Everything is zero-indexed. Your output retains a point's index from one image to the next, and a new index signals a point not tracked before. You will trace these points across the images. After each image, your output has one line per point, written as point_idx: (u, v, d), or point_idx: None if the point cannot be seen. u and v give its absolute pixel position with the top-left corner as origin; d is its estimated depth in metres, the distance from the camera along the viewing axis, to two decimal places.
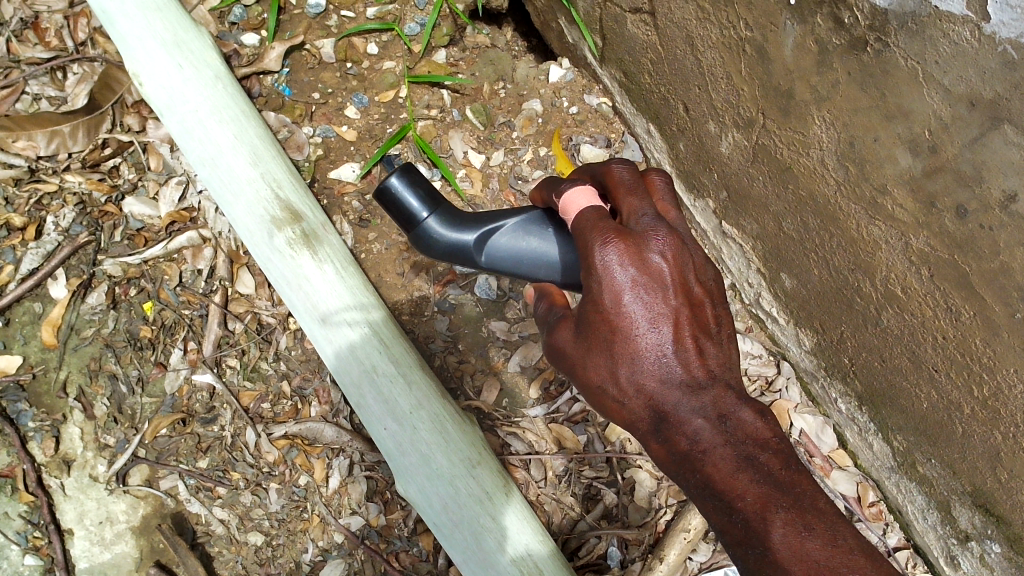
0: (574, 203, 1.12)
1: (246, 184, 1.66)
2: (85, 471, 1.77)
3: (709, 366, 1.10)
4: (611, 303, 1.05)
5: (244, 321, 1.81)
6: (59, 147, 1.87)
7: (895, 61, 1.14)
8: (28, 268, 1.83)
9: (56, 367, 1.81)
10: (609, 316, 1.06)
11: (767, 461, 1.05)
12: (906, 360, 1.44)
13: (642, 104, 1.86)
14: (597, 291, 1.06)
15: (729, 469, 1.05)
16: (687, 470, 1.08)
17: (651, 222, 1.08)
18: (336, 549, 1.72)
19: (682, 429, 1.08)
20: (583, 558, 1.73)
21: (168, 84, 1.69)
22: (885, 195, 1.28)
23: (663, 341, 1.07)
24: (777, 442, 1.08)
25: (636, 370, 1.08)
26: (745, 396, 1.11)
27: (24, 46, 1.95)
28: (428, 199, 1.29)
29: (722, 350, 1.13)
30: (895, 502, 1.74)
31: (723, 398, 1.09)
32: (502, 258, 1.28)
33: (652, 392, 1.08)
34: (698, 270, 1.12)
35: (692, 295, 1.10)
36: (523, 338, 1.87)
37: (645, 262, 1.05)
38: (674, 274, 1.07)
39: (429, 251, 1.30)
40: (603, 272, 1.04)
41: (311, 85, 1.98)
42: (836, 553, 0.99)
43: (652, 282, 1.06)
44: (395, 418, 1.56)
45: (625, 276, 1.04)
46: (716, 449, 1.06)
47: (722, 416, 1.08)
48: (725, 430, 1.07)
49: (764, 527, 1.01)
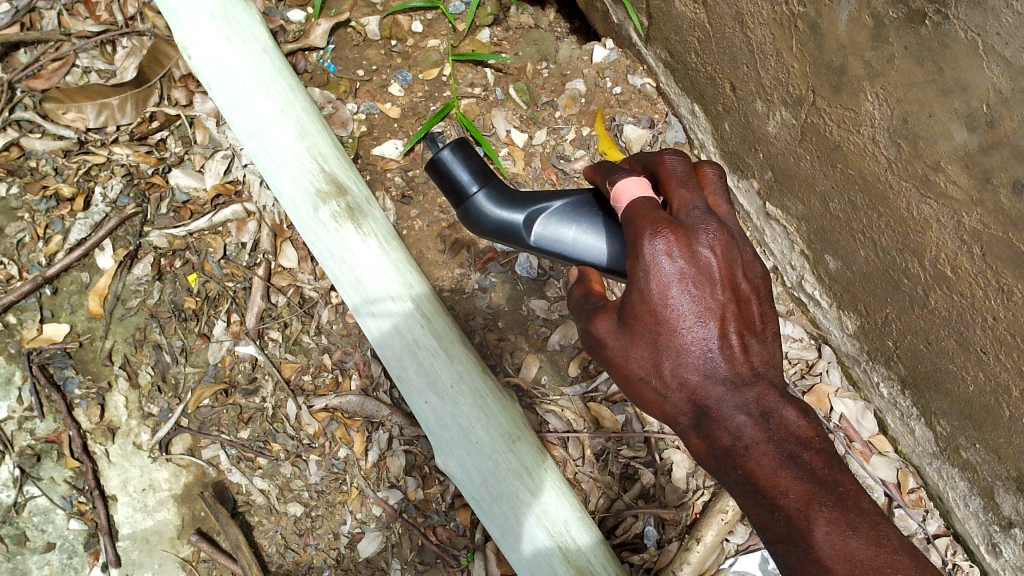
0: (627, 192, 1.11)
1: (293, 158, 1.67)
2: (130, 439, 1.80)
3: (752, 363, 1.10)
4: (658, 295, 1.05)
5: (287, 294, 1.83)
6: (108, 120, 1.89)
7: (954, 33, 1.13)
8: (76, 238, 1.86)
9: (101, 336, 1.83)
10: (655, 307, 1.06)
11: (810, 460, 1.05)
12: (953, 341, 1.44)
13: (687, 85, 1.86)
14: (644, 281, 1.05)
15: (771, 466, 1.05)
16: (729, 465, 1.08)
17: (701, 215, 1.08)
18: (374, 522, 1.73)
19: (725, 424, 1.07)
20: (619, 537, 1.74)
21: (217, 57, 1.71)
22: (938, 172, 1.27)
23: (708, 335, 1.07)
24: (819, 441, 1.07)
25: (680, 364, 1.07)
26: (789, 394, 1.11)
27: (74, 20, 1.97)
28: (480, 174, 1.29)
29: (766, 348, 1.13)
30: (936, 489, 1.73)
31: (767, 395, 1.09)
32: (548, 240, 1.26)
33: (695, 385, 1.08)
34: (746, 266, 1.12)
35: (739, 292, 1.10)
36: (563, 316, 1.87)
37: (694, 255, 1.05)
38: (721, 269, 1.07)
39: (477, 227, 1.31)
40: (651, 263, 1.04)
41: (356, 61, 1.99)
42: (880, 553, 0.99)
43: (700, 276, 1.06)
44: (436, 392, 1.57)
45: (673, 268, 1.04)
46: (759, 445, 1.06)
47: (766, 414, 1.08)
48: (768, 427, 1.07)
49: (807, 524, 1.00)
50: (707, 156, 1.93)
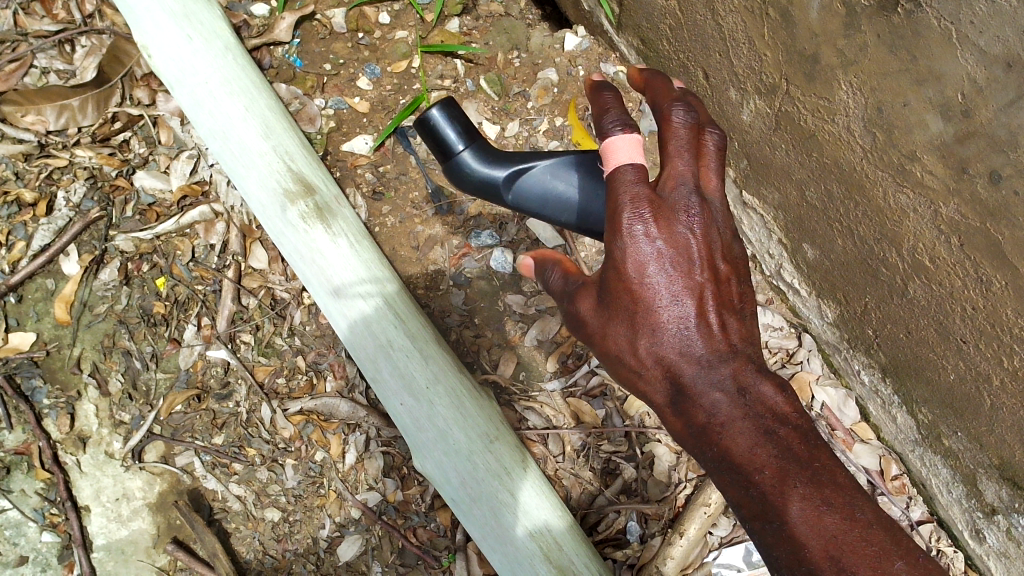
0: (615, 151, 1.05)
1: (258, 157, 1.63)
2: (101, 448, 1.77)
3: (731, 341, 1.10)
4: (635, 274, 1.05)
5: (258, 296, 1.79)
6: (68, 121, 1.84)
7: (927, 21, 1.10)
8: (40, 244, 1.82)
9: (70, 344, 1.79)
10: (633, 285, 1.05)
11: (786, 436, 1.02)
12: (932, 330, 1.42)
13: (660, 73, 1.83)
14: (621, 260, 1.05)
15: (747, 443, 1.02)
16: (705, 443, 1.06)
17: (683, 194, 1.07)
18: (353, 525, 1.71)
19: (700, 402, 1.06)
20: (602, 534, 1.71)
21: (178, 56, 1.65)
22: (914, 161, 1.24)
23: (685, 314, 1.07)
24: (797, 417, 1.05)
25: (656, 342, 1.07)
26: (768, 370, 1.10)
27: (31, 19, 1.91)
28: (466, 132, 1.28)
29: (745, 326, 1.13)
30: (919, 475, 1.72)
31: (744, 371, 1.08)
32: (533, 198, 1.27)
33: (671, 363, 1.08)
34: (727, 247, 1.11)
35: (717, 271, 1.09)
36: (540, 311, 1.83)
37: (671, 235, 1.05)
38: (699, 250, 1.07)
39: (462, 185, 1.30)
40: (629, 241, 1.04)
41: (323, 55, 1.95)
42: (856, 527, 0.96)
43: (677, 256, 1.05)
44: (411, 393, 1.54)
45: (650, 247, 1.04)
46: (735, 423, 1.04)
47: (743, 390, 1.06)
48: (745, 404, 1.05)
49: (781, 500, 0.98)
50: None
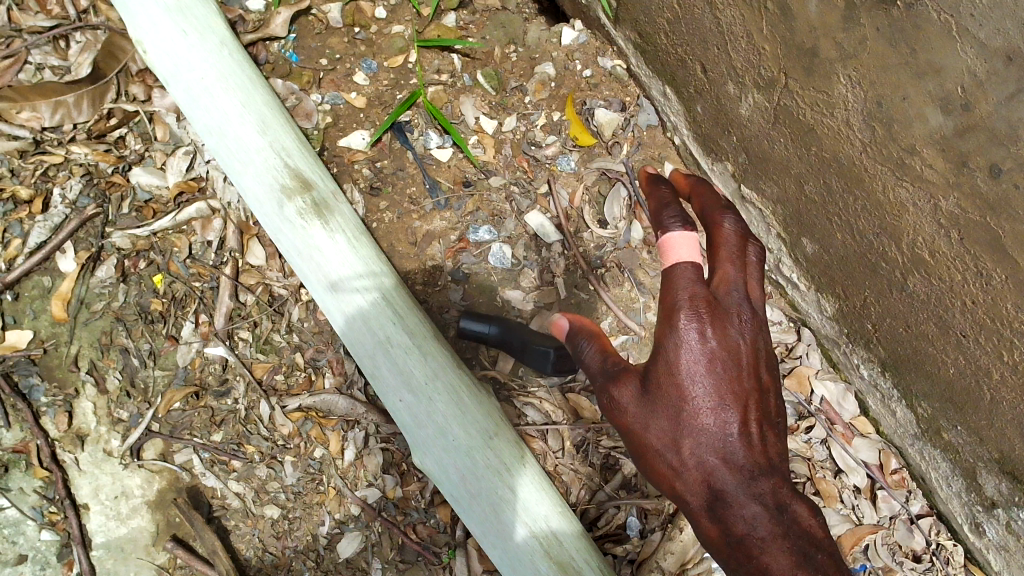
0: (676, 249, 1.23)
1: (256, 153, 1.62)
2: (100, 446, 1.76)
3: (768, 454, 1.19)
4: (686, 375, 1.17)
5: (256, 292, 1.79)
6: (63, 118, 1.82)
7: (927, 15, 1.09)
8: (36, 242, 1.80)
9: (67, 342, 1.78)
10: (680, 381, 1.17)
11: (822, 561, 1.12)
12: (932, 324, 1.41)
13: (658, 67, 1.83)
14: (672, 355, 1.17)
15: (785, 564, 1.10)
16: (741, 555, 1.13)
17: (738, 299, 1.23)
18: (353, 521, 1.72)
19: (740, 512, 1.14)
20: (602, 529, 1.72)
21: (173, 52, 1.64)
22: (913, 155, 1.24)
23: (728, 423, 1.17)
24: (828, 545, 1.15)
25: (699, 442, 1.16)
26: (799, 492, 1.19)
27: (25, 15, 1.90)
28: (486, 323, 1.72)
29: (779, 441, 1.23)
30: (919, 469, 1.72)
31: (781, 490, 1.16)
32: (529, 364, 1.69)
33: (712, 468, 1.16)
34: (768, 359, 1.25)
35: (761, 381, 1.23)
36: (539, 306, 1.83)
37: (723, 339, 1.18)
38: (749, 353, 1.21)
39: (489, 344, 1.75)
40: (684, 341, 1.17)
41: (319, 51, 1.94)
42: None
43: (727, 360, 1.18)
44: (410, 389, 1.53)
45: (703, 348, 1.17)
46: (773, 540, 1.12)
47: (779, 506, 1.15)
48: (782, 521, 1.13)
49: None
50: (680, 138, 1.92)
